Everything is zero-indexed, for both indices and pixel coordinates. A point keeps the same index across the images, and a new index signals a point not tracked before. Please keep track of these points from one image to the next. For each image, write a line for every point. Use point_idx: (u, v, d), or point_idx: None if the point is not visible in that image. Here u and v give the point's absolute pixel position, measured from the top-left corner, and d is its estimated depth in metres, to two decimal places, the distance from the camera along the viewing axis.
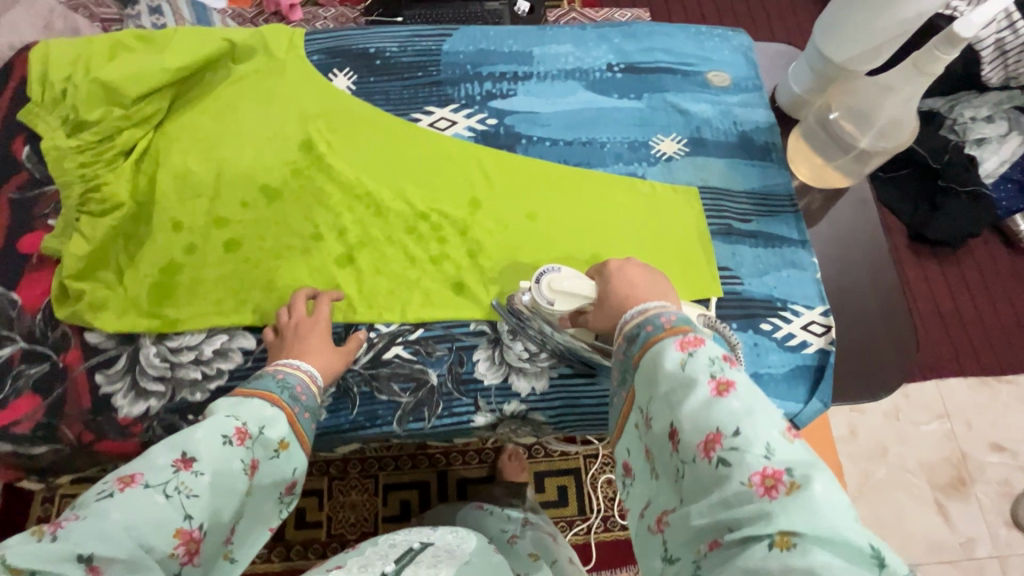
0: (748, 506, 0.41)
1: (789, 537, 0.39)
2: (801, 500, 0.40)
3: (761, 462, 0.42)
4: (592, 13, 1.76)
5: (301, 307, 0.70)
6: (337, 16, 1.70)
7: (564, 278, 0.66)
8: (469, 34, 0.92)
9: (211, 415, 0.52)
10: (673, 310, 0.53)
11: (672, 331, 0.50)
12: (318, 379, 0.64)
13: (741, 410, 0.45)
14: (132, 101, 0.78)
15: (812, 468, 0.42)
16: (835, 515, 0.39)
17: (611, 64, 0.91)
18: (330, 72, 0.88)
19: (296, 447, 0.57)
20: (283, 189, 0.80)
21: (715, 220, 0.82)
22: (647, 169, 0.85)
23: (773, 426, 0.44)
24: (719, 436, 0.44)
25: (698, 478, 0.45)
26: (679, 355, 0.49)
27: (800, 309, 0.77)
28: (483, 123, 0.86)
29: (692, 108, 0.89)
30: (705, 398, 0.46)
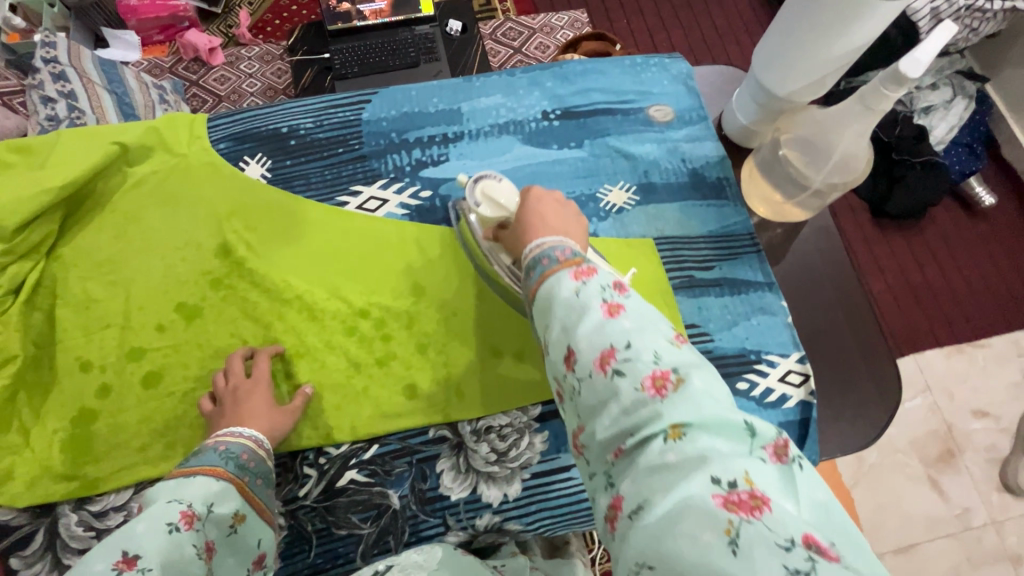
0: (645, 410, 0.38)
1: (681, 426, 0.36)
2: (687, 393, 0.38)
3: (651, 366, 0.39)
4: (528, 20, 1.69)
5: (238, 370, 0.66)
6: (261, 54, 1.58)
7: (500, 188, 0.66)
8: (389, 97, 0.84)
9: (151, 504, 0.49)
10: (569, 245, 0.49)
11: (566, 265, 0.46)
12: (265, 443, 0.61)
13: (631, 327, 0.41)
14: (13, 233, 0.68)
15: (695, 366, 0.40)
16: (717, 401, 0.38)
17: (547, 111, 0.85)
18: (240, 161, 0.79)
19: (252, 518, 0.55)
20: (201, 305, 0.72)
21: (677, 272, 0.77)
22: (598, 226, 0.79)
23: (660, 334, 0.41)
24: (612, 351, 0.41)
25: (593, 394, 0.41)
26: (573, 284, 0.45)
27: (775, 359, 0.73)
28: (416, 197, 0.79)
29: (638, 150, 0.83)
30: (597, 318, 0.42)
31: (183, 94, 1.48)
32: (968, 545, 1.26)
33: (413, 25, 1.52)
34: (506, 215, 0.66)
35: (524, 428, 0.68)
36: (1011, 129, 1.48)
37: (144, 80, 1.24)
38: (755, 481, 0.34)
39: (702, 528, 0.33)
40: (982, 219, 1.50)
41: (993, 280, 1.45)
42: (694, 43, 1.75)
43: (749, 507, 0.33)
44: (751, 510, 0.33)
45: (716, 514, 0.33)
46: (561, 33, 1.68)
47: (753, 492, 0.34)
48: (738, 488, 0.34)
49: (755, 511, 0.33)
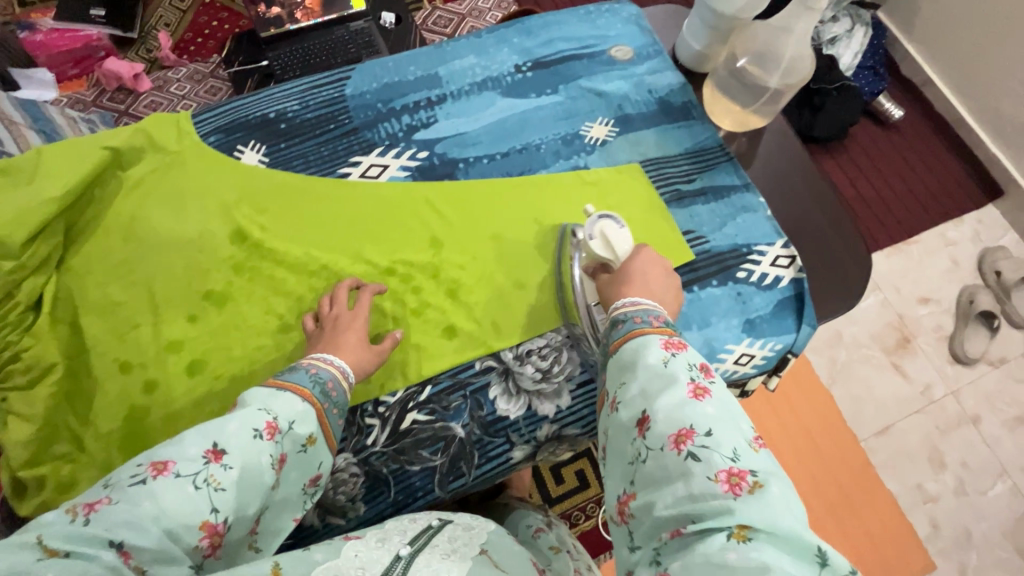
0: (713, 501, 0.46)
1: (747, 531, 0.44)
2: (762, 498, 0.45)
3: (728, 463, 0.48)
4: (456, 7, 1.74)
5: (342, 299, 0.70)
6: (191, 74, 1.53)
7: (618, 236, 0.70)
8: (368, 71, 0.87)
9: (245, 406, 0.53)
10: (662, 313, 0.60)
11: (658, 330, 0.57)
12: (349, 375, 0.63)
13: (712, 416, 0.51)
14: (20, 248, 0.67)
15: (773, 475, 0.47)
16: (792, 518, 0.45)
17: (519, 65, 0.90)
18: (235, 150, 0.80)
19: (322, 443, 0.58)
20: (229, 290, 0.73)
21: (666, 188, 0.84)
22: (588, 159, 0.85)
23: (739, 435, 0.50)
24: (691, 434, 0.50)
25: (662, 468, 0.49)
26: (663, 353, 0.55)
27: (764, 248, 0.82)
28: (415, 158, 0.83)
29: (608, 88, 0.90)
30: (682, 396, 0.52)
31: (113, 124, 1.41)
32: (935, 415, 1.40)
33: (347, 22, 1.53)
34: (612, 260, 0.69)
35: (561, 345, 0.74)
36: (904, 47, 1.64)
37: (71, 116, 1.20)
38: None
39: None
40: (895, 131, 1.63)
41: (913, 184, 1.58)
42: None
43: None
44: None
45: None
46: (490, 15, 1.74)
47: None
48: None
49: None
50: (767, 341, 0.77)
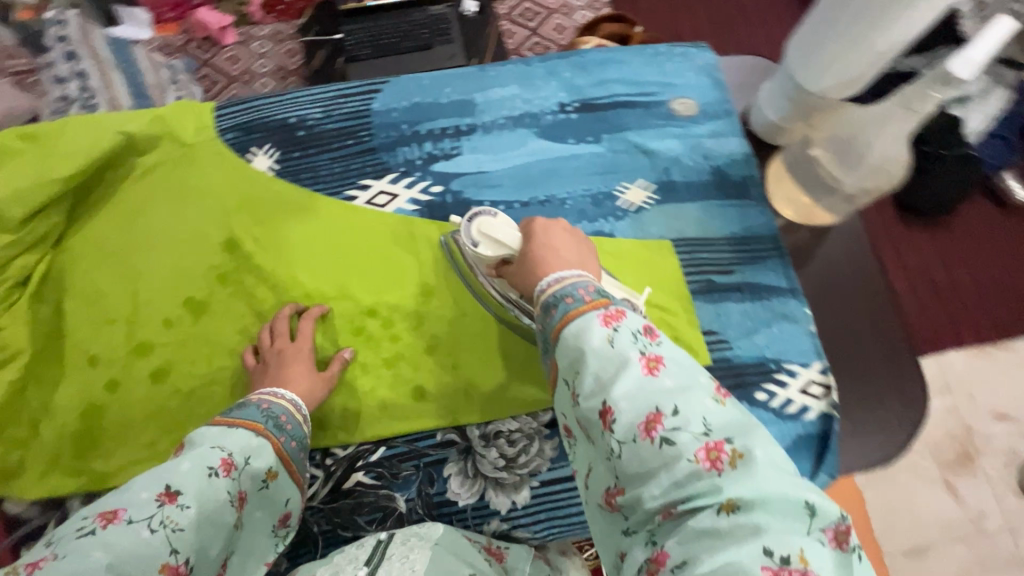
0: (700, 483, 0.38)
1: (736, 500, 0.36)
2: (747, 469, 0.38)
3: (702, 437, 0.39)
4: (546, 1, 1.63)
5: (282, 330, 0.68)
6: (273, 33, 1.55)
7: (497, 225, 0.62)
8: (401, 86, 0.81)
9: (197, 446, 0.50)
10: (590, 282, 0.49)
11: (593, 305, 0.46)
12: (302, 408, 0.61)
13: (675, 388, 0.41)
14: (18, 225, 0.68)
15: (748, 432, 0.40)
16: (779, 476, 0.38)
17: (564, 103, 0.81)
18: (248, 152, 0.77)
19: (284, 478, 0.56)
20: (209, 299, 0.71)
21: (696, 276, 0.74)
22: (615, 225, 0.76)
23: (703, 394, 0.42)
24: (659, 416, 0.40)
25: (640, 461, 0.40)
26: (605, 332, 0.44)
27: (795, 369, 0.70)
28: (427, 192, 0.77)
29: (658, 146, 0.80)
30: (638, 375, 0.42)
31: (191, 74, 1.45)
32: (981, 551, 1.17)
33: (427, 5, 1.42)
34: (507, 253, 0.61)
35: (534, 434, 0.67)
36: None
37: (155, 59, 1.23)
38: (809, 560, 0.34)
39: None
40: (1013, 214, 1.37)
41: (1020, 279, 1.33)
42: (721, 27, 1.63)
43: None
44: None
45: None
46: (580, 14, 1.62)
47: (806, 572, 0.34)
48: (789, 563, 0.34)
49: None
50: None
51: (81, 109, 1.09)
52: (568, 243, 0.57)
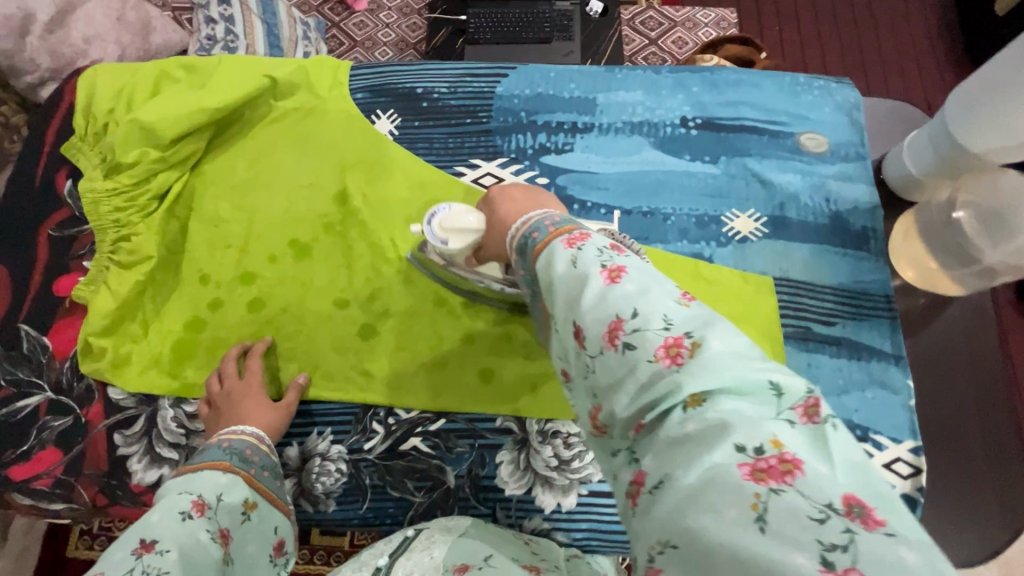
0: (662, 384, 0.34)
1: (701, 394, 0.32)
2: (706, 360, 0.33)
3: (662, 334, 0.35)
4: (671, 12, 1.59)
5: (230, 371, 0.67)
6: (402, 6, 1.62)
7: (457, 216, 0.65)
8: (527, 75, 0.82)
9: (163, 499, 0.52)
10: (556, 215, 0.46)
11: (557, 234, 0.43)
12: (266, 438, 0.63)
13: (635, 291, 0.37)
14: (168, 143, 0.75)
15: (711, 323, 0.35)
16: (740, 362, 0.33)
17: (686, 118, 0.79)
18: (372, 113, 0.81)
19: (264, 506, 0.57)
20: (313, 245, 0.75)
21: (792, 320, 0.70)
22: (715, 251, 0.73)
23: (665, 295, 0.37)
24: (619, 322, 0.36)
25: (607, 374, 0.36)
26: (567, 253, 0.41)
27: (883, 442, 0.65)
28: (533, 182, 0.77)
29: (777, 179, 0.76)
30: (599, 287, 0.37)
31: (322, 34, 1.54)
32: None
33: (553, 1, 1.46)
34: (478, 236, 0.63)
35: None
36: None
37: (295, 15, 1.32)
38: (784, 444, 0.30)
39: (726, 503, 0.29)
40: None
41: None
42: (852, 65, 1.54)
43: (779, 474, 0.30)
44: (783, 476, 0.30)
45: (742, 487, 0.30)
46: (704, 31, 1.56)
47: (784, 458, 0.30)
48: (765, 453, 0.30)
49: (786, 477, 0.29)
50: None
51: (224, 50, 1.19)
52: (525, 191, 0.55)
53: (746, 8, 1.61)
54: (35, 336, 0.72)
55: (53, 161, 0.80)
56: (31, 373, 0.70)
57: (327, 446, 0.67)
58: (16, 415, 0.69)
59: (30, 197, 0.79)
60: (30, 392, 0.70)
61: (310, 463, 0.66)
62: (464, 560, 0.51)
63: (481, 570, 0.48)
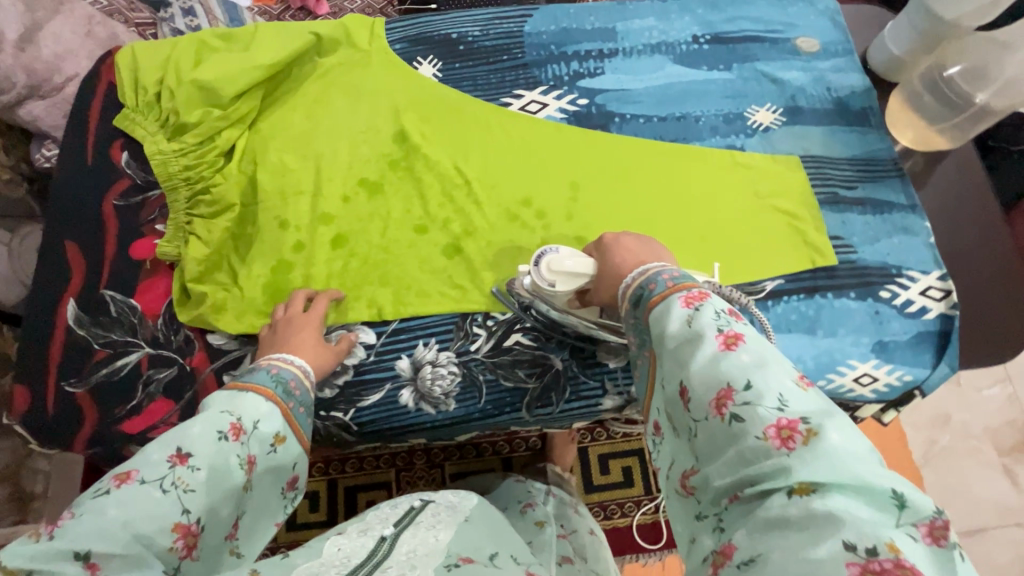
0: (767, 462, 0.37)
1: (809, 484, 0.35)
2: (822, 449, 0.36)
3: (775, 414, 0.38)
4: None
5: (297, 304, 0.69)
6: (364, 6, 1.63)
7: (565, 258, 0.64)
8: (550, 13, 0.90)
9: (205, 411, 0.50)
10: (674, 269, 0.50)
11: (674, 289, 0.47)
12: (311, 375, 0.61)
13: (751, 363, 0.40)
14: (228, 100, 0.78)
15: (830, 416, 0.37)
16: (861, 461, 0.35)
17: (697, 36, 0.89)
18: (414, 61, 0.86)
19: (293, 441, 0.55)
20: (382, 182, 0.80)
21: (822, 189, 0.80)
22: (745, 141, 0.83)
23: (783, 374, 0.40)
24: (730, 392, 0.40)
25: (712, 438, 0.41)
26: (684, 312, 0.45)
27: (915, 275, 0.75)
28: (574, 103, 0.85)
29: (785, 76, 0.86)
30: (712, 351, 0.42)
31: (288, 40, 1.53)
32: None
33: None
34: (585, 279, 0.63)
35: None
36: None
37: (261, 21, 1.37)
38: (899, 549, 0.32)
39: None
40: None
41: None
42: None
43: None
44: None
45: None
46: None
47: (898, 562, 0.31)
48: (878, 556, 0.31)
49: None
50: (895, 368, 0.72)
51: None
52: (640, 243, 0.58)
53: None
54: (121, 299, 0.72)
55: (103, 136, 0.80)
56: (125, 334, 0.71)
57: (435, 354, 0.71)
58: (117, 374, 0.69)
59: (84, 172, 0.78)
60: (128, 350, 0.70)
61: (422, 371, 0.70)
62: (470, 552, 0.52)
63: (487, 568, 0.50)
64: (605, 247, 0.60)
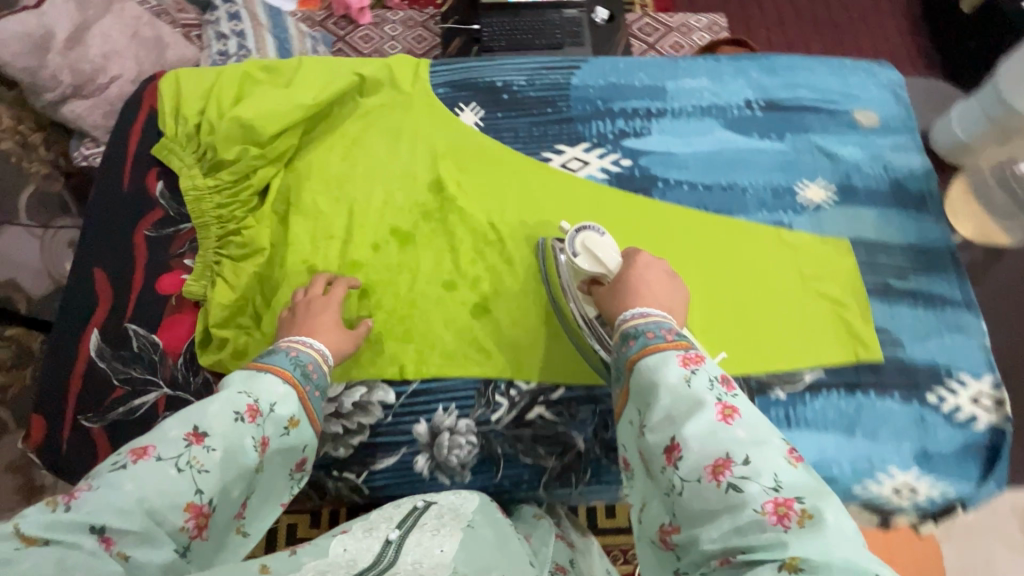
0: (763, 535, 0.41)
1: (800, 560, 0.39)
2: (814, 529, 0.41)
3: (770, 492, 0.43)
4: (666, 18, 1.53)
5: (317, 288, 0.70)
6: (405, 19, 1.56)
7: (601, 244, 0.68)
8: (599, 67, 0.88)
9: (223, 390, 0.53)
10: (672, 325, 0.55)
11: (673, 344, 0.53)
12: (329, 359, 0.64)
13: (746, 439, 0.46)
14: (268, 140, 0.77)
15: (822, 499, 0.43)
16: (846, 543, 0.40)
17: (750, 101, 0.86)
18: (456, 106, 0.85)
19: (305, 425, 0.57)
20: (414, 232, 0.78)
21: (873, 277, 0.76)
22: (793, 218, 0.79)
23: (776, 454, 0.46)
24: (729, 463, 0.45)
25: (704, 500, 0.45)
26: (682, 370, 0.50)
27: (966, 379, 0.71)
28: (617, 164, 0.82)
29: (840, 151, 0.83)
30: (711, 420, 0.47)
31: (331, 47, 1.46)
32: None
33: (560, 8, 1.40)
34: (604, 272, 0.67)
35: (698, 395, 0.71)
36: None
37: (303, 29, 1.33)
38: None
39: None
40: None
41: None
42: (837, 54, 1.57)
43: None
44: None
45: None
46: (698, 35, 1.50)
47: None
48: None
49: None
50: (938, 481, 0.68)
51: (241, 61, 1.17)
52: (662, 282, 0.63)
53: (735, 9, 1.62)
54: (144, 334, 0.72)
55: (140, 164, 0.80)
56: (145, 372, 0.70)
57: (454, 421, 0.69)
58: (134, 413, 0.68)
59: (120, 200, 0.78)
60: (146, 389, 0.69)
61: (440, 438, 0.68)
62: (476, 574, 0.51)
63: None
64: (634, 262, 0.65)
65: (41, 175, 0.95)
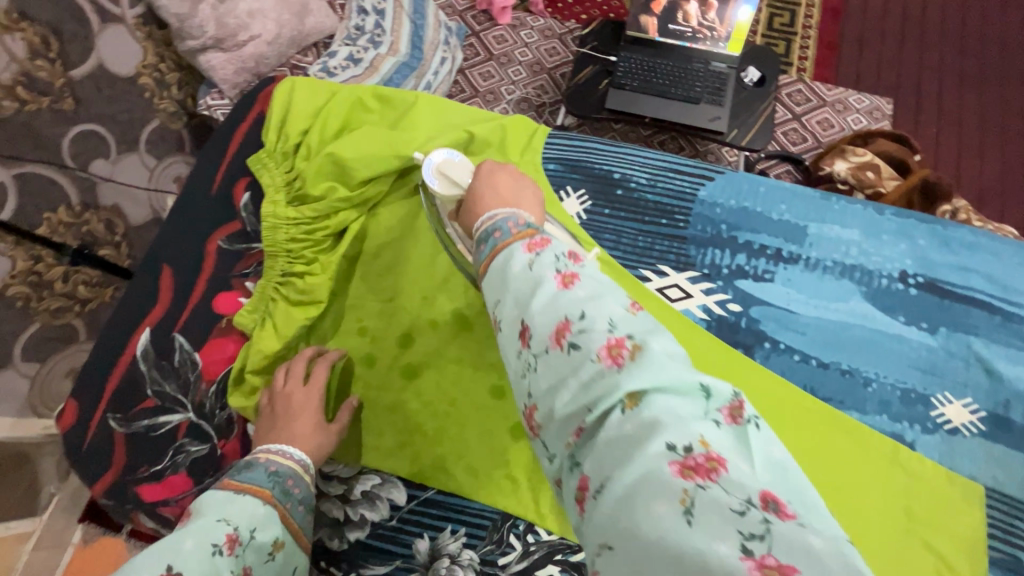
0: (602, 382, 0.36)
1: (636, 393, 0.34)
2: (644, 361, 0.35)
3: (605, 335, 0.37)
4: (822, 89, 1.30)
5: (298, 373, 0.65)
6: (545, 27, 1.36)
7: (453, 167, 0.66)
8: (734, 184, 0.76)
9: (200, 521, 0.48)
10: (522, 215, 0.47)
11: (519, 236, 0.45)
12: (311, 467, 0.59)
13: (586, 296, 0.40)
14: (358, 183, 0.73)
15: (653, 332, 0.38)
16: (674, 364, 0.36)
17: (907, 273, 0.71)
18: (562, 189, 0.77)
19: (290, 545, 0.53)
20: (476, 320, 0.71)
21: (1001, 544, 0.61)
22: (919, 436, 0.65)
23: (613, 302, 0.40)
24: (567, 323, 0.39)
25: (550, 372, 0.38)
26: (526, 257, 0.43)
27: None
28: (723, 306, 0.71)
29: (1005, 370, 0.67)
30: (551, 290, 0.40)
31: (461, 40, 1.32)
32: None
33: (710, 59, 1.17)
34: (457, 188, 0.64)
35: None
36: None
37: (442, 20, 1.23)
38: (710, 443, 0.32)
39: (658, 498, 0.31)
40: None
41: None
42: (1012, 187, 1.32)
43: (705, 471, 0.31)
44: (708, 473, 0.31)
45: (671, 481, 0.31)
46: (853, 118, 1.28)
47: (709, 455, 0.32)
48: (693, 452, 0.32)
49: (711, 474, 0.31)
50: None
51: (368, 43, 1.14)
52: (511, 177, 0.57)
53: (912, 96, 1.38)
54: (187, 350, 0.70)
55: (235, 169, 0.78)
56: (177, 390, 0.69)
57: (458, 548, 0.62)
58: (155, 430, 0.67)
59: (206, 200, 0.77)
60: (174, 409, 0.68)
61: (437, 563, 0.62)
62: None
63: None
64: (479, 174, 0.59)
65: (167, 113, 0.99)
